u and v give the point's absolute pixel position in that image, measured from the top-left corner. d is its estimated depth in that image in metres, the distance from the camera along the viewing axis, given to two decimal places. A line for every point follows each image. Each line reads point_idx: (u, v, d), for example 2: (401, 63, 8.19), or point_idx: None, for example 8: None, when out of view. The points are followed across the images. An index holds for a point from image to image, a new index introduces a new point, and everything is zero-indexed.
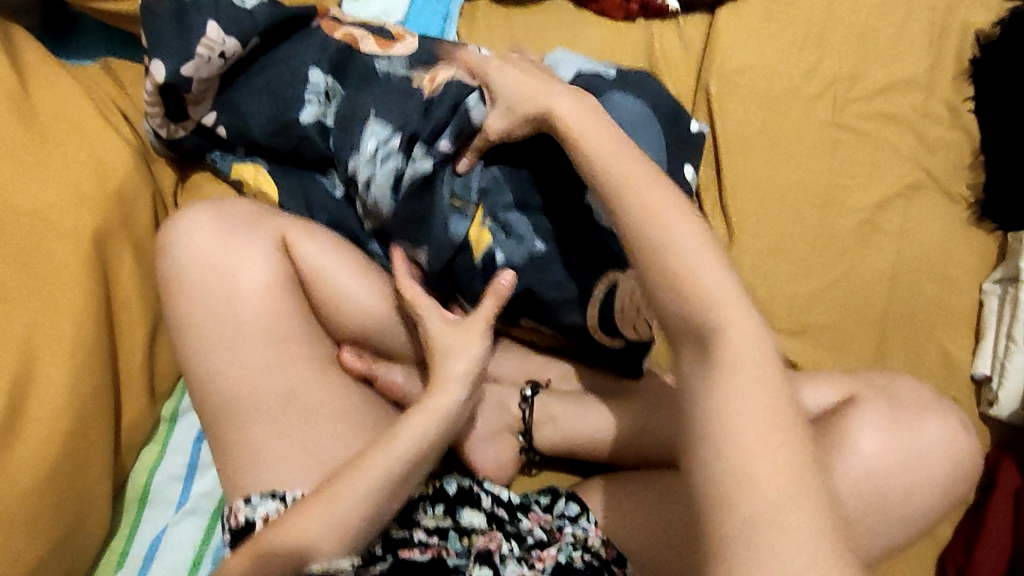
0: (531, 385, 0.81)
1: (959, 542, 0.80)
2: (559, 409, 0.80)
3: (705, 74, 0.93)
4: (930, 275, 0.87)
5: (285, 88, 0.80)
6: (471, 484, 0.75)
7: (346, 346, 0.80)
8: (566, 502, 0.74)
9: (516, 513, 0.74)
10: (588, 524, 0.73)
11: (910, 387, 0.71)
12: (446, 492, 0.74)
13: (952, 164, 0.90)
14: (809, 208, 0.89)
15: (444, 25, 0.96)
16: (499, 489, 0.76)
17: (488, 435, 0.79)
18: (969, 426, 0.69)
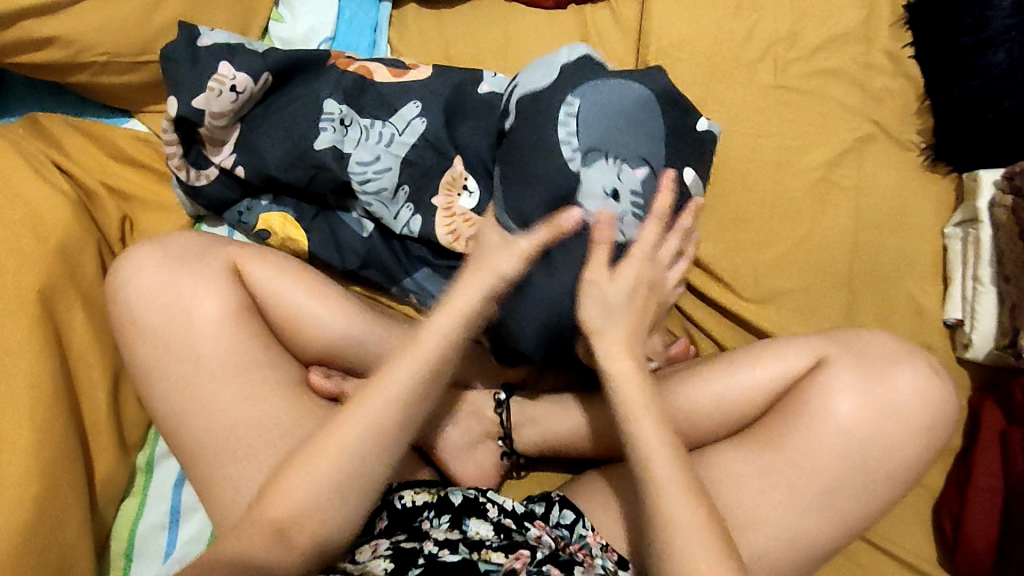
0: (504, 388, 0.82)
1: (951, 488, 0.79)
2: (532, 412, 0.81)
3: (643, 53, 0.92)
4: (892, 225, 0.86)
5: (303, 119, 0.80)
6: (476, 494, 0.74)
7: (314, 368, 0.79)
8: (561, 510, 0.73)
9: (523, 522, 0.73)
10: (584, 530, 0.72)
11: (877, 341, 0.70)
12: (451, 501, 0.73)
13: (900, 111, 0.89)
14: (763, 174, 0.88)
15: (374, 36, 0.95)
16: (503, 497, 0.74)
17: (466, 443, 0.80)
18: (939, 370, 0.68)
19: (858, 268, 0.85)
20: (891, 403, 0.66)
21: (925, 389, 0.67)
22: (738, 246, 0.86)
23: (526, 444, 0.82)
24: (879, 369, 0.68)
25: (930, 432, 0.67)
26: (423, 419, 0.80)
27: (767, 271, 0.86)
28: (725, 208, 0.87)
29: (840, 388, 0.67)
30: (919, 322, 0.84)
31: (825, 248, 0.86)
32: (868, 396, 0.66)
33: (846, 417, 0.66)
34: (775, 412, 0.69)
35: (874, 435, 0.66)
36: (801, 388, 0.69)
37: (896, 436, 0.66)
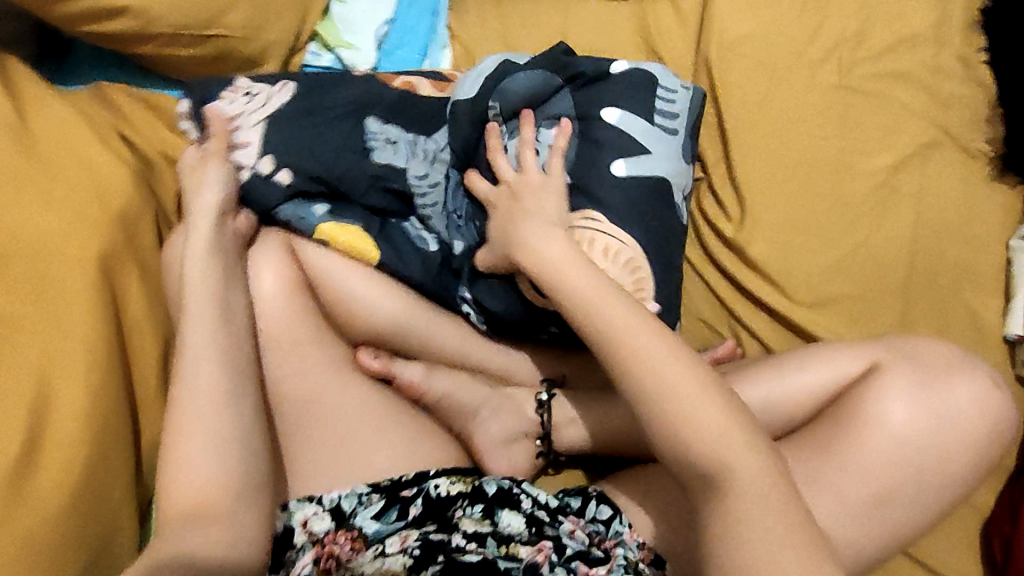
0: (547, 389, 0.83)
1: (1003, 509, 0.77)
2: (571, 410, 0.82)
3: (704, 48, 0.91)
4: (955, 235, 0.84)
5: (352, 145, 0.79)
6: (510, 486, 0.75)
7: (363, 347, 0.79)
8: (598, 505, 0.75)
9: (556, 516, 0.74)
10: (622, 526, 0.74)
11: (932, 347, 0.68)
12: (485, 492, 0.74)
13: (969, 119, 0.86)
14: (821, 177, 0.86)
15: (433, 20, 0.95)
16: (538, 490, 0.76)
17: (504, 439, 0.81)
18: (999, 382, 0.66)
19: (916, 277, 0.83)
20: (948, 411, 0.64)
21: (983, 395, 0.65)
22: (793, 248, 0.85)
23: (563, 443, 0.83)
24: (936, 375, 0.65)
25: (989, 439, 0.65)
26: (466, 410, 0.80)
27: (822, 276, 0.84)
28: (781, 209, 0.86)
29: (895, 391, 0.65)
30: (977, 336, 0.81)
31: (882, 255, 0.84)
32: (928, 403, 0.64)
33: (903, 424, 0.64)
34: (825, 419, 0.68)
35: (929, 443, 0.64)
36: (855, 395, 0.67)
37: (950, 443, 0.64)
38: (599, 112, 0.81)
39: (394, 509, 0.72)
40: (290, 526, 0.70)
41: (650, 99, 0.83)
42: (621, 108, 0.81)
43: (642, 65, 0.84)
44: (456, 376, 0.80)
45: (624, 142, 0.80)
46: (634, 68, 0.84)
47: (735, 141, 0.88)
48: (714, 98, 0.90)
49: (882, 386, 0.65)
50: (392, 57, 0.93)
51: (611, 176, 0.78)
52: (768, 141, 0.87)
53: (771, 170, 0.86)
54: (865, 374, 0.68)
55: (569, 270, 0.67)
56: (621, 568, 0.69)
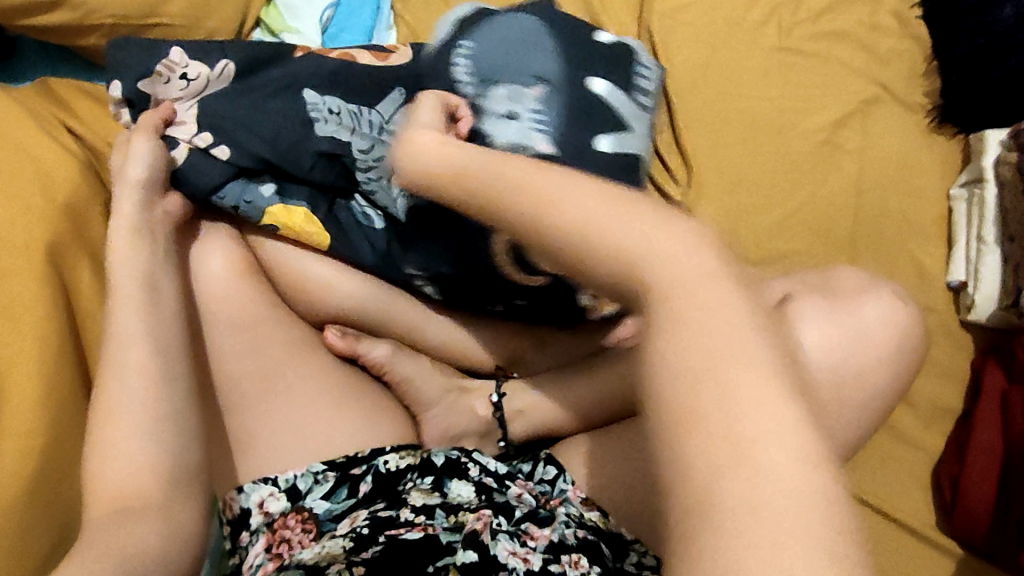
0: (497, 389, 0.82)
1: (951, 450, 0.78)
2: (524, 404, 0.81)
3: (645, 17, 0.92)
4: (895, 187, 0.85)
5: (293, 121, 0.78)
6: (458, 455, 0.75)
7: (330, 325, 0.81)
8: (544, 466, 0.75)
9: (503, 481, 0.74)
10: (564, 484, 0.73)
11: (846, 275, 0.70)
12: (434, 463, 0.74)
13: (907, 73, 0.88)
14: (764, 136, 0.87)
15: (377, 2, 0.95)
16: (488, 459, 0.76)
17: (450, 433, 0.81)
18: (900, 297, 0.68)
19: (861, 231, 0.84)
20: (863, 330, 0.65)
21: (891, 314, 0.66)
22: (738, 207, 0.86)
23: (519, 436, 0.82)
24: (846, 297, 0.66)
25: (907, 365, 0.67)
26: (421, 398, 0.81)
27: (769, 234, 0.85)
28: (726, 170, 0.87)
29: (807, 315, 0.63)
30: (922, 286, 0.83)
31: (826, 211, 0.85)
32: (842, 324, 0.64)
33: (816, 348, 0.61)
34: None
35: (851, 361, 0.63)
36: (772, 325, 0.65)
37: (868, 364, 0.64)
38: (587, 77, 0.78)
39: (343, 488, 0.72)
40: (245, 509, 0.70)
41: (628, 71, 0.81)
42: (603, 80, 0.78)
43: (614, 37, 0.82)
44: (418, 363, 0.81)
45: (606, 113, 0.77)
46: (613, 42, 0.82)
47: (679, 105, 0.89)
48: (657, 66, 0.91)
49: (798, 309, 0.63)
50: (338, 40, 0.93)
51: (595, 150, 0.75)
52: (712, 105, 0.89)
53: (716, 133, 0.88)
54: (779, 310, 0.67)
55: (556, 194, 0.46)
56: (565, 525, 0.68)
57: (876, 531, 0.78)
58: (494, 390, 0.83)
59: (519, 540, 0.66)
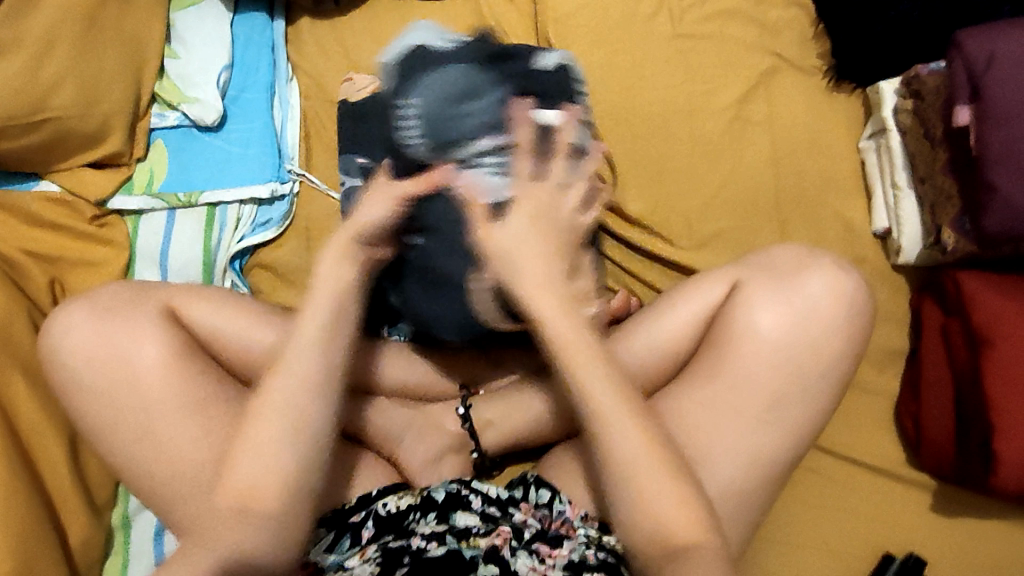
0: (463, 402, 0.85)
1: (907, 389, 0.81)
2: (491, 412, 0.84)
3: (541, 25, 0.93)
4: (807, 149, 0.88)
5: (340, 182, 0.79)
6: (458, 488, 0.76)
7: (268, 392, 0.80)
8: (537, 490, 0.77)
9: (507, 507, 0.75)
10: (562, 505, 0.75)
11: (783, 251, 0.74)
12: (435, 499, 0.75)
13: (797, 40, 0.91)
14: (676, 122, 0.90)
15: (273, 55, 0.93)
16: (487, 487, 0.77)
17: (430, 459, 0.82)
18: (843, 264, 0.71)
19: (784, 197, 0.87)
20: (806, 304, 0.69)
21: (837, 284, 0.70)
22: (666, 198, 0.88)
23: (492, 445, 0.85)
24: (789, 274, 0.71)
25: (853, 327, 0.70)
26: (391, 433, 0.83)
27: (697, 217, 0.87)
28: (647, 162, 0.89)
29: (761, 300, 0.70)
30: (849, 239, 0.86)
31: (749, 185, 0.88)
32: (788, 303, 0.69)
33: (772, 327, 0.69)
34: (710, 341, 0.72)
35: (805, 335, 0.69)
36: (729, 313, 0.71)
37: (821, 335, 0.69)
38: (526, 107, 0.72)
39: (347, 537, 0.73)
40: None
41: (428, 115, 0.73)
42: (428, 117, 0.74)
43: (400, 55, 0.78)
44: (374, 405, 0.83)
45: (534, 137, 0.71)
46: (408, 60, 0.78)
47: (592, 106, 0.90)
48: None
49: (748, 298, 0.70)
50: (240, 101, 0.91)
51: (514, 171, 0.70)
52: (620, 102, 0.90)
53: (631, 128, 0.90)
54: (727, 295, 0.72)
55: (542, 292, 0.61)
56: (584, 545, 0.71)
57: (853, 482, 0.81)
58: (460, 402, 0.85)
59: (538, 556, 0.70)
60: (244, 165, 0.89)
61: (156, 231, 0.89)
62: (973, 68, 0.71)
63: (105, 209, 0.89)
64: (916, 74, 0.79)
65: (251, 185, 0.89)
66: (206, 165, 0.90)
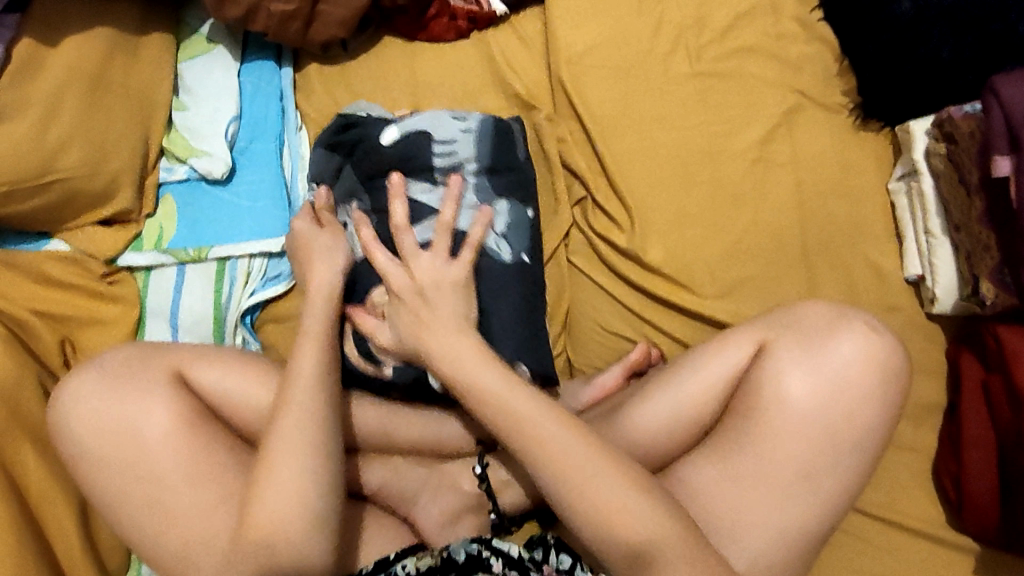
0: (480, 461, 0.81)
1: (946, 447, 0.77)
2: (508, 470, 0.81)
3: (554, 67, 0.90)
4: (834, 191, 0.84)
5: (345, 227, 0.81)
6: (480, 549, 0.72)
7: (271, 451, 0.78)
8: (559, 554, 0.73)
9: (528, 570, 0.72)
10: (582, 573, 0.72)
11: (813, 310, 0.70)
12: (455, 560, 0.72)
13: (822, 76, 0.87)
14: (696, 165, 0.86)
15: (281, 105, 0.91)
16: (508, 546, 0.73)
17: (447, 520, 0.80)
18: (877, 326, 0.68)
19: (810, 241, 0.84)
20: (838, 371, 0.66)
21: (870, 348, 0.66)
22: (687, 245, 0.85)
23: (511, 504, 0.81)
24: (819, 338, 0.67)
25: (887, 393, 0.66)
26: (407, 494, 0.81)
27: (719, 265, 0.84)
28: (666, 207, 0.86)
29: (789, 366, 0.67)
30: (880, 286, 0.82)
31: (773, 230, 0.84)
32: (816, 368, 0.66)
33: (800, 395, 0.66)
34: (734, 409, 0.69)
35: (836, 405, 0.65)
36: (755, 380, 0.68)
37: (854, 405, 0.65)
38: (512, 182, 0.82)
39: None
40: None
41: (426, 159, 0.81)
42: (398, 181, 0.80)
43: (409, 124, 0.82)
44: (388, 466, 0.82)
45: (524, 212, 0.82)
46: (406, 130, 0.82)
47: (608, 151, 0.87)
48: (575, 115, 0.89)
49: (774, 364, 0.67)
50: (248, 153, 0.90)
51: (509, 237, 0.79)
52: (637, 146, 0.87)
53: (649, 173, 0.86)
54: (752, 359, 0.69)
55: (482, 381, 0.65)
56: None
57: (888, 543, 0.77)
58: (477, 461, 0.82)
59: None
60: (254, 219, 0.88)
61: (166, 288, 0.88)
62: (1012, 116, 0.67)
63: (115, 266, 0.88)
64: (947, 116, 0.75)
65: (261, 238, 0.87)
66: (215, 218, 0.88)
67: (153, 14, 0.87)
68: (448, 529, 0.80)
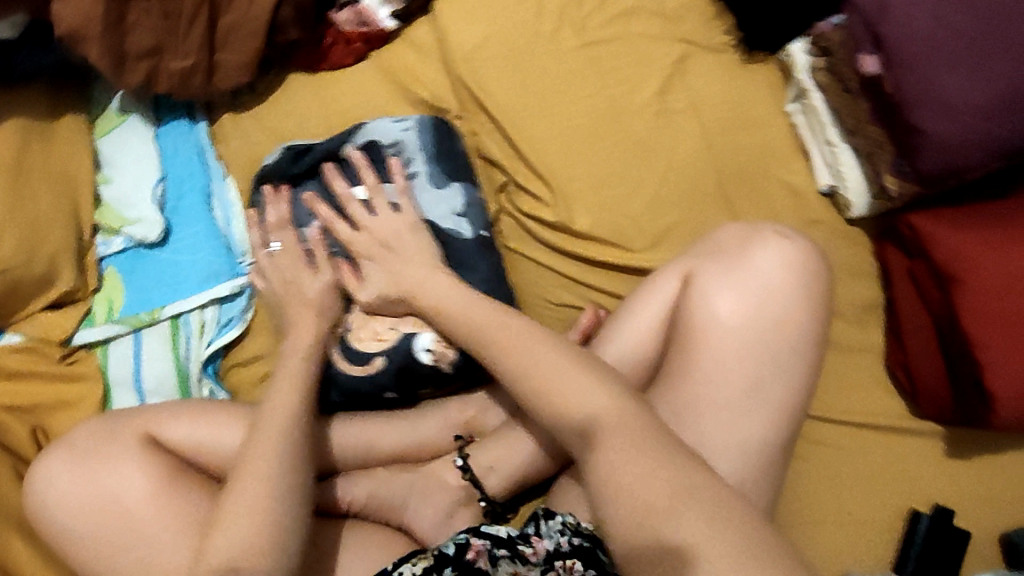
0: (460, 453, 0.84)
1: (890, 340, 0.81)
2: (487, 455, 0.83)
3: (452, 68, 0.94)
4: (737, 125, 0.88)
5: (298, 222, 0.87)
6: (467, 536, 0.75)
7: None
8: (546, 519, 0.76)
9: (518, 545, 0.74)
10: (568, 526, 0.75)
11: (728, 233, 0.77)
12: (447, 554, 0.74)
13: (702, 22, 0.91)
14: (604, 129, 0.90)
15: (202, 157, 0.93)
16: (495, 528, 0.75)
17: (440, 517, 0.82)
18: (785, 234, 0.74)
19: (725, 178, 0.87)
20: (757, 283, 0.72)
21: (785, 259, 0.73)
22: (611, 204, 0.88)
23: (497, 488, 0.83)
24: (734, 257, 0.74)
25: (808, 294, 0.72)
26: (396, 501, 0.83)
27: (645, 218, 0.87)
28: (584, 174, 0.89)
29: (716, 287, 0.73)
30: (798, 205, 0.85)
31: (688, 175, 0.87)
32: (740, 284, 0.72)
33: (729, 310, 0.72)
34: (674, 340, 0.74)
35: (762, 316, 0.71)
36: (685, 308, 0.74)
37: (778, 312, 0.71)
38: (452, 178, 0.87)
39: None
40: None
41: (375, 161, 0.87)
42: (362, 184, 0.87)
43: (359, 134, 0.88)
44: (373, 477, 0.83)
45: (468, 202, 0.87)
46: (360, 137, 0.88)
47: (518, 134, 0.90)
48: (482, 108, 0.93)
49: (698, 290, 0.73)
50: (179, 210, 0.92)
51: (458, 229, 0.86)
52: (545, 123, 0.91)
53: (562, 146, 0.90)
54: (683, 288, 0.75)
55: (493, 331, 0.72)
56: (560, 532, 0.74)
57: (858, 443, 0.80)
58: (457, 453, 0.85)
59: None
60: (195, 271, 0.89)
61: (126, 356, 0.89)
62: (869, 16, 0.71)
63: (71, 345, 0.89)
64: (819, 33, 0.79)
65: (206, 288, 0.89)
66: (159, 279, 0.90)
67: (58, 100, 0.90)
68: (442, 524, 0.82)
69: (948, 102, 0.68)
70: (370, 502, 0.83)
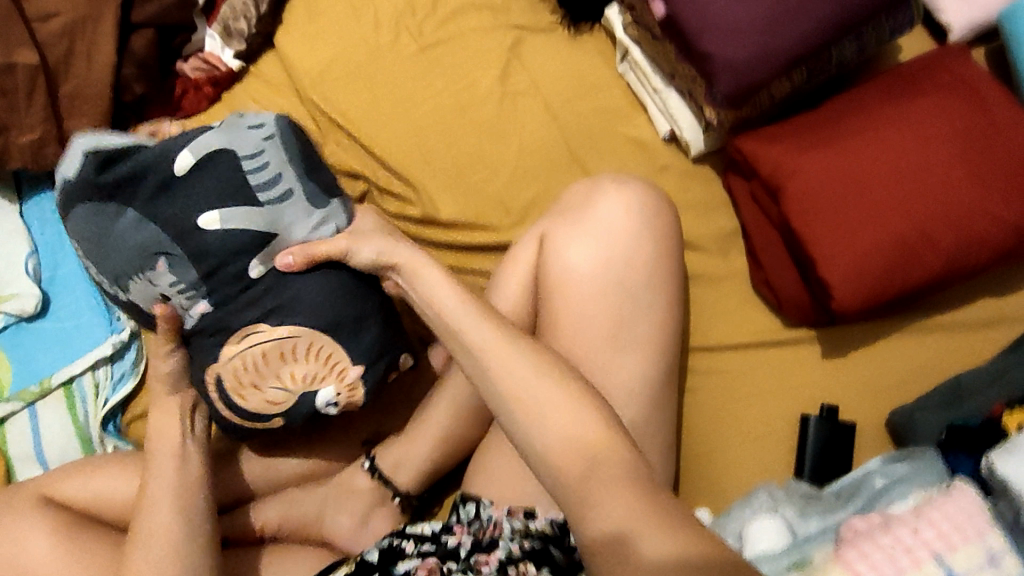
0: (367, 456, 0.85)
1: (750, 261, 0.85)
2: (394, 453, 0.84)
3: (303, 93, 0.97)
4: (576, 95, 0.93)
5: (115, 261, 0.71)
6: (392, 540, 0.73)
7: None
8: (464, 505, 0.76)
9: (440, 536, 0.73)
10: (487, 510, 0.75)
11: (575, 190, 0.79)
12: (370, 561, 0.72)
13: (529, 6, 0.97)
14: (454, 121, 0.93)
15: (71, 224, 0.94)
16: (418, 527, 0.74)
17: (358, 521, 0.83)
18: (622, 181, 0.77)
19: (574, 144, 0.91)
20: (604, 230, 0.75)
21: (627, 202, 0.76)
22: (474, 190, 0.91)
23: (408, 484, 0.85)
24: (581, 211, 0.76)
25: (653, 231, 0.76)
26: (313, 517, 0.84)
27: (508, 195, 0.91)
28: (443, 166, 0.92)
29: (566, 242, 0.75)
30: (645, 155, 0.90)
31: (539, 148, 0.91)
32: (589, 234, 0.75)
33: (585, 260, 0.74)
34: (541, 300, 0.76)
35: (614, 258, 0.74)
36: (544, 268, 0.76)
37: (628, 252, 0.74)
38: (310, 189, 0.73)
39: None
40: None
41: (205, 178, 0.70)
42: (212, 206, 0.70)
43: (204, 143, 0.71)
44: (284, 499, 0.83)
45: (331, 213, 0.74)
46: (203, 153, 0.71)
47: (374, 141, 0.94)
48: (337, 124, 0.96)
49: (553, 247, 0.75)
50: (57, 280, 0.93)
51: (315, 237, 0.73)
52: (398, 126, 0.94)
53: (417, 145, 0.93)
54: (540, 246, 0.77)
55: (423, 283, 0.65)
56: (510, 538, 0.70)
57: (740, 364, 0.83)
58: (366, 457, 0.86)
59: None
60: (82, 333, 0.90)
61: (23, 432, 0.89)
62: None
63: None
64: None
65: (94, 347, 0.90)
66: (47, 349, 0.90)
67: None
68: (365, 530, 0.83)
69: (726, 25, 0.72)
70: (288, 523, 0.83)
